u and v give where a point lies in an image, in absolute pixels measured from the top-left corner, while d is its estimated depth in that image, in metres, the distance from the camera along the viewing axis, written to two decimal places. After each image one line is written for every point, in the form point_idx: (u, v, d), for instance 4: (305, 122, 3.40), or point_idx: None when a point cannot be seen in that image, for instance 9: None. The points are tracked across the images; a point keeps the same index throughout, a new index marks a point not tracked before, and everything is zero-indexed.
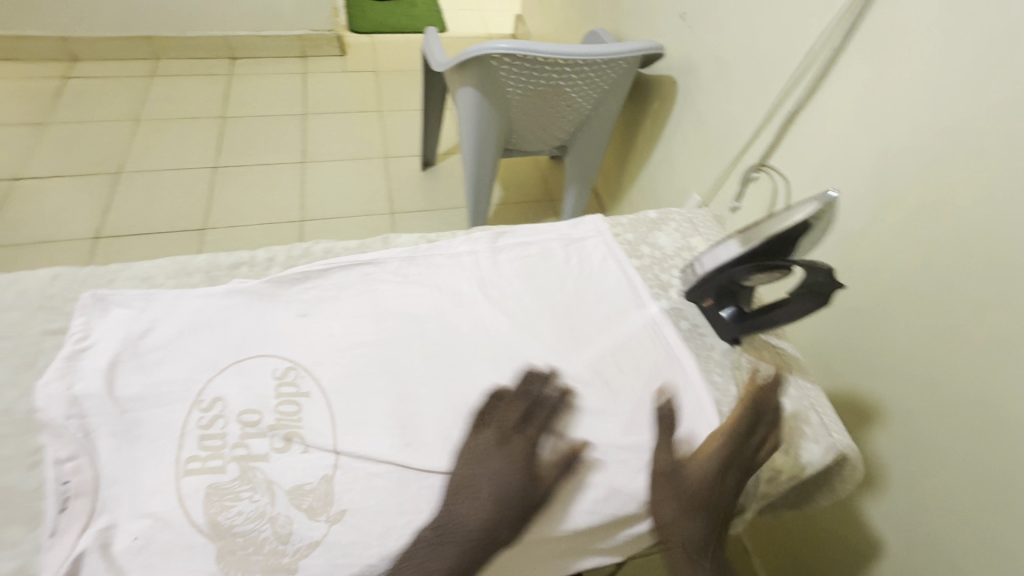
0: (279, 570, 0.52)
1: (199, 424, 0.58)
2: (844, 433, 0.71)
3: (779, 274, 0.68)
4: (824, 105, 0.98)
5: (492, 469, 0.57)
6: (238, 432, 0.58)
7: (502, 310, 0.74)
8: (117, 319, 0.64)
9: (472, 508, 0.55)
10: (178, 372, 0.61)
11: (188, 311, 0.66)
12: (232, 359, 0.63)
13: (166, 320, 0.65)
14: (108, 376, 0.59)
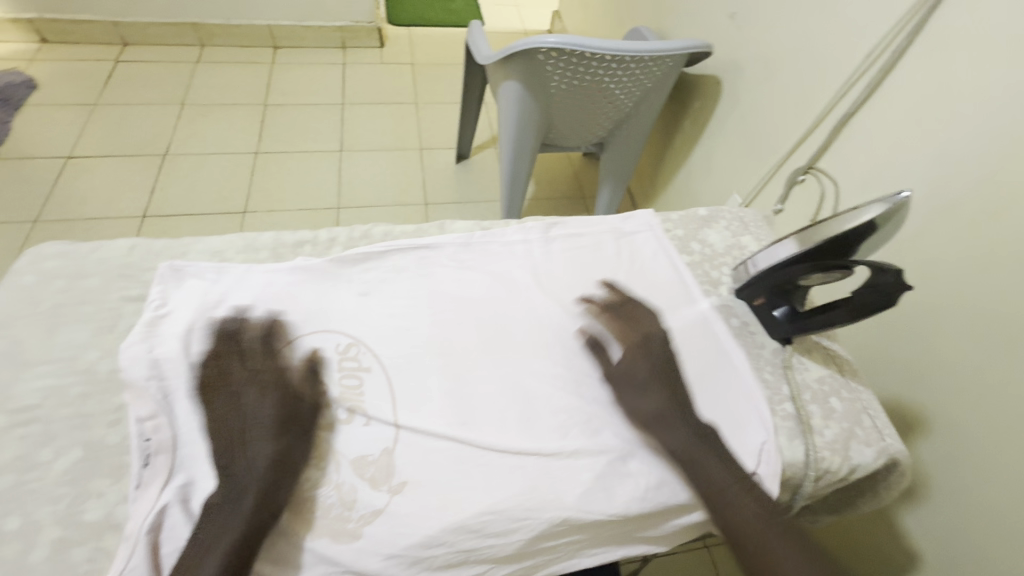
0: (344, 535, 0.55)
1: None
2: (896, 438, 0.70)
3: (839, 275, 0.67)
4: (881, 108, 0.96)
5: (257, 407, 0.57)
6: (305, 402, 0.61)
7: (554, 297, 0.75)
8: (191, 289, 0.67)
9: (257, 444, 0.54)
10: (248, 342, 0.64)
11: (257, 285, 0.69)
12: (298, 332, 0.66)
13: (236, 292, 0.68)
14: (185, 342, 0.62)
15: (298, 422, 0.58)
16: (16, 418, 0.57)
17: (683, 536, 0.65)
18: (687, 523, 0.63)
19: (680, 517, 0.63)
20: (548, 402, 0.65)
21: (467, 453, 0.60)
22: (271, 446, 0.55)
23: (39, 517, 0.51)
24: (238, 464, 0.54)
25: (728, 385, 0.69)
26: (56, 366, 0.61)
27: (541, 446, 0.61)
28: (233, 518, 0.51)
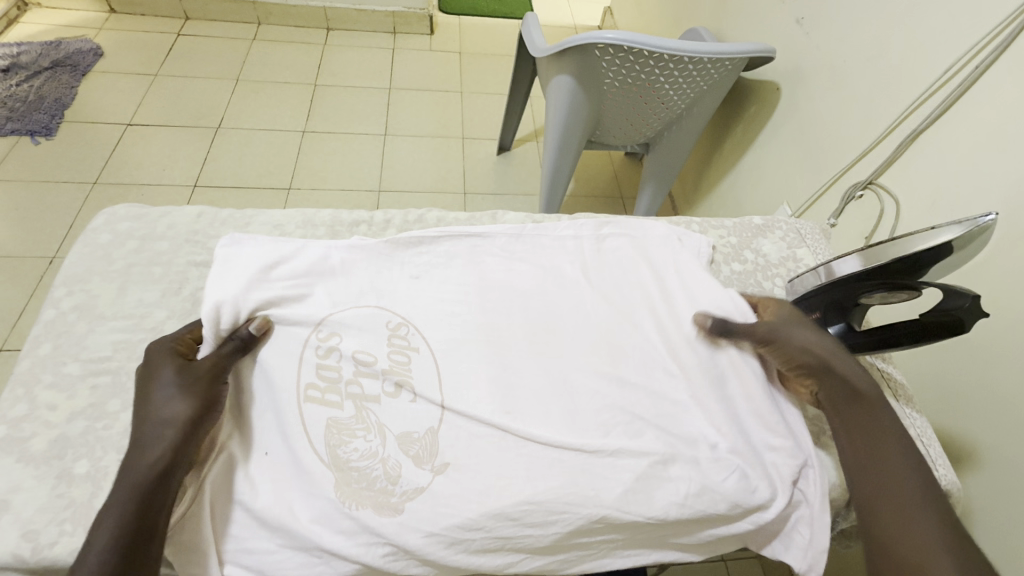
0: (386, 507, 0.56)
1: (317, 353, 0.63)
2: (950, 469, 0.68)
3: (905, 294, 0.64)
4: (956, 125, 0.92)
5: (160, 381, 0.56)
6: (353, 372, 0.63)
7: (602, 296, 0.74)
8: (250, 255, 0.68)
9: (158, 416, 0.53)
10: (302, 313, 0.65)
11: (312, 259, 0.69)
12: (352, 305, 0.68)
13: (296, 259, 0.69)
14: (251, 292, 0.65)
15: (200, 377, 0.57)
16: (89, 368, 0.60)
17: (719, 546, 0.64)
18: (722, 534, 0.62)
19: (716, 528, 0.62)
20: (591, 397, 0.65)
21: (511, 439, 0.61)
22: (171, 419, 0.53)
23: (107, 464, 0.54)
24: (140, 438, 0.52)
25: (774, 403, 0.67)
26: (127, 322, 0.64)
27: (583, 443, 0.61)
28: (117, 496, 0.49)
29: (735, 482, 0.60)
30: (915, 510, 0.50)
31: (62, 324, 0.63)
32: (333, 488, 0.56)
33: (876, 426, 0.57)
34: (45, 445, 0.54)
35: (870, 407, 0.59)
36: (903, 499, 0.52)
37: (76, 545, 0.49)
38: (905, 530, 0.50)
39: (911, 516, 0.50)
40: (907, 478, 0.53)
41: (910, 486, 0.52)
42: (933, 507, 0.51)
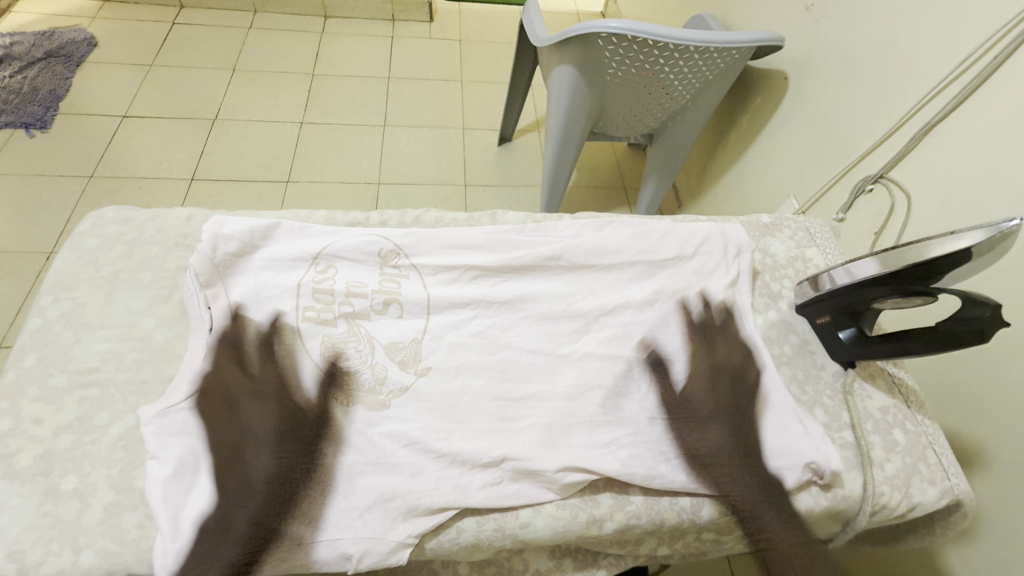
0: (375, 404, 0.60)
1: (313, 280, 0.67)
2: (963, 479, 0.65)
3: (919, 301, 0.62)
4: (971, 117, 0.89)
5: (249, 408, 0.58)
6: (345, 290, 0.67)
7: (607, 300, 0.72)
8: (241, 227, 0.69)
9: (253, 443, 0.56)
10: (296, 248, 0.68)
11: (311, 239, 0.70)
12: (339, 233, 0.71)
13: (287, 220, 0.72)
14: (248, 246, 0.67)
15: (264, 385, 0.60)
16: (76, 380, 0.58)
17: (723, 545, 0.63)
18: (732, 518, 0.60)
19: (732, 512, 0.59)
20: (565, 312, 0.70)
21: (496, 342, 0.67)
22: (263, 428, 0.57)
23: (94, 480, 0.52)
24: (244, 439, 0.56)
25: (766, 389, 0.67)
26: (114, 331, 0.62)
27: (600, 469, 0.57)
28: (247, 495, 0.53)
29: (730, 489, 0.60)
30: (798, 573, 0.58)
31: (48, 334, 0.61)
32: (326, 389, 0.60)
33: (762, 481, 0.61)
34: (31, 461, 0.53)
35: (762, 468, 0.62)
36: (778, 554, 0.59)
37: (63, 565, 0.48)
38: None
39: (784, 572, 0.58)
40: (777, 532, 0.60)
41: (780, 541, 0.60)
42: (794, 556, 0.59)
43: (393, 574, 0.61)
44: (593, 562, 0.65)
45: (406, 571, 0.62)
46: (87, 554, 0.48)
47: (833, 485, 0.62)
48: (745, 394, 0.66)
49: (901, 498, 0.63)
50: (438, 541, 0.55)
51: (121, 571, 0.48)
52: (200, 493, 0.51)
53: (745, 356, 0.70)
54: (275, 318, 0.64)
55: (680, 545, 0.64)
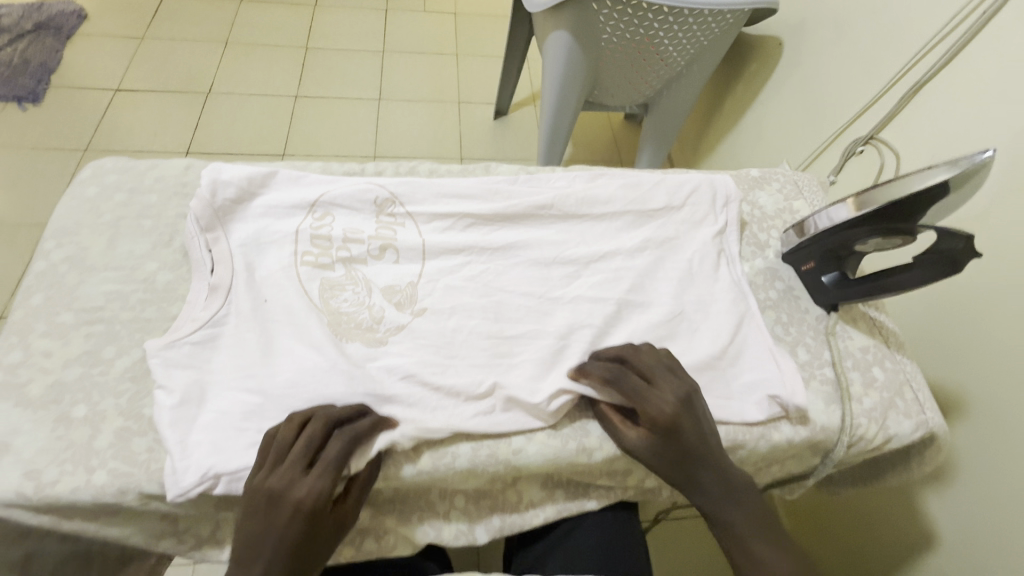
0: (373, 342, 0.62)
1: (311, 226, 0.68)
2: (938, 414, 0.68)
3: (900, 239, 0.64)
4: (960, 72, 0.89)
5: (292, 434, 0.52)
6: (342, 236, 0.69)
7: (598, 248, 0.74)
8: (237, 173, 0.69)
9: (299, 476, 0.50)
10: (295, 196, 0.69)
11: (308, 187, 0.71)
12: (336, 182, 0.72)
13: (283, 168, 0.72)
14: (246, 192, 0.68)
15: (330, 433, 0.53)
16: (82, 317, 0.60)
17: None
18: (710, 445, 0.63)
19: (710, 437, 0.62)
20: (557, 259, 0.72)
21: (490, 285, 0.69)
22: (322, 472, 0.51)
23: (104, 408, 0.55)
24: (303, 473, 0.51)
25: (751, 331, 0.69)
26: (118, 273, 0.63)
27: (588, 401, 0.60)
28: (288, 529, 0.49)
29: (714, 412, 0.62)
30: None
31: (53, 275, 0.62)
32: (326, 327, 0.62)
33: (733, 506, 0.58)
34: (42, 391, 0.55)
35: (734, 492, 0.58)
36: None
37: (77, 484, 0.50)
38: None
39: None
40: (767, 546, 0.56)
41: (777, 561, 0.55)
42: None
43: (391, 505, 0.64)
44: (585, 493, 0.69)
45: (405, 502, 0.64)
46: (100, 474, 0.51)
47: (811, 417, 0.65)
48: (731, 334, 0.69)
49: (878, 430, 0.66)
50: (434, 464, 0.58)
51: (133, 489, 0.51)
52: (205, 420, 0.54)
53: (681, 396, 0.59)
54: (273, 263, 0.65)
55: None
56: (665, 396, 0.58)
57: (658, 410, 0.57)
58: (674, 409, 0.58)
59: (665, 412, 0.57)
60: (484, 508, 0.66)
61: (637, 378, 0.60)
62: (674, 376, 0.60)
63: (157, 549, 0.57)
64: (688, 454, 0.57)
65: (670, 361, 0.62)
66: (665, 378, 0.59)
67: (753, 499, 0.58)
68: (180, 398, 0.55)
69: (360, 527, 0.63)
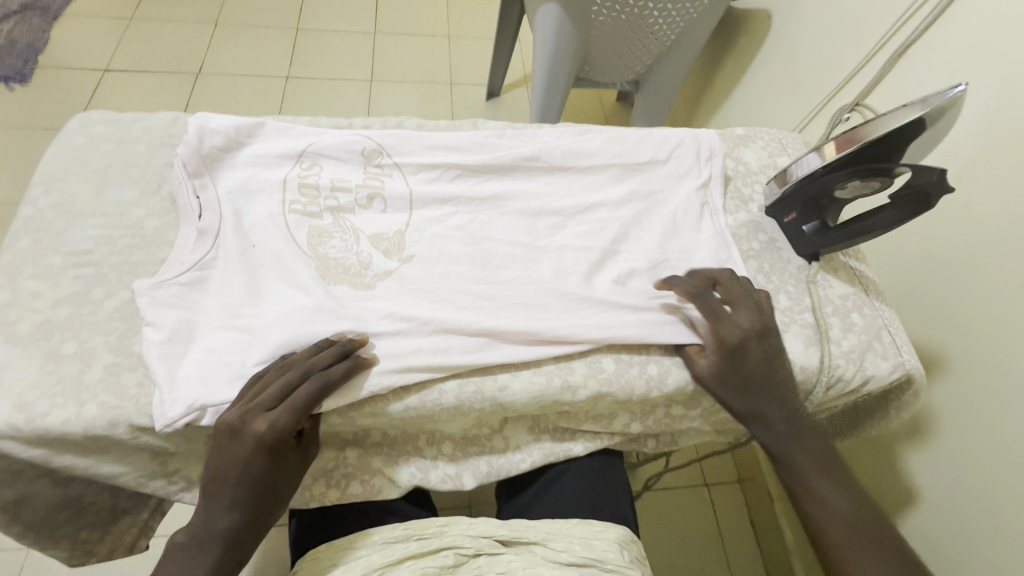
0: (361, 286, 0.63)
1: (299, 176, 0.69)
2: (915, 356, 0.70)
3: (877, 183, 0.65)
4: (941, 32, 0.90)
5: (272, 377, 0.53)
6: (330, 186, 0.69)
7: (583, 200, 0.74)
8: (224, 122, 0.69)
9: (265, 415, 0.51)
10: (281, 146, 0.69)
11: (295, 137, 0.71)
12: (323, 134, 0.72)
13: (270, 120, 0.72)
14: (234, 141, 0.68)
15: (299, 376, 0.53)
16: (70, 260, 0.60)
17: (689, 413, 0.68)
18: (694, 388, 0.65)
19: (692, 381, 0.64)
20: (544, 213, 0.73)
21: (477, 235, 0.70)
22: (285, 412, 0.52)
23: (94, 345, 0.55)
24: (264, 412, 0.51)
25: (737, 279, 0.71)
26: (105, 219, 0.64)
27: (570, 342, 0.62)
28: (246, 460, 0.51)
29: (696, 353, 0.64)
30: (848, 525, 0.56)
31: (40, 221, 0.63)
32: (314, 272, 0.63)
33: (797, 446, 0.60)
34: (31, 328, 0.56)
35: (799, 431, 0.60)
36: (829, 513, 0.57)
37: (67, 415, 0.51)
38: (824, 528, 0.57)
39: (832, 518, 0.56)
40: (824, 484, 0.58)
41: (837, 499, 0.57)
42: (853, 515, 0.56)
43: (380, 448, 0.64)
44: (571, 437, 0.69)
45: (393, 446, 0.65)
46: (90, 406, 0.52)
47: (792, 359, 0.67)
48: None
49: (855, 371, 0.67)
50: (421, 400, 0.59)
51: (123, 422, 0.52)
52: (193, 356, 0.55)
53: (758, 324, 0.63)
54: (261, 210, 0.65)
55: (652, 422, 0.68)
56: (740, 321, 0.62)
57: (732, 334, 0.61)
58: (748, 335, 0.62)
59: (737, 338, 0.61)
60: (470, 453, 0.67)
61: (718, 305, 0.64)
62: (759, 313, 0.64)
63: (149, 487, 0.58)
64: (758, 384, 0.61)
65: (756, 297, 0.66)
66: (746, 309, 0.64)
67: (819, 442, 0.60)
68: (167, 335, 0.56)
69: (347, 470, 0.64)
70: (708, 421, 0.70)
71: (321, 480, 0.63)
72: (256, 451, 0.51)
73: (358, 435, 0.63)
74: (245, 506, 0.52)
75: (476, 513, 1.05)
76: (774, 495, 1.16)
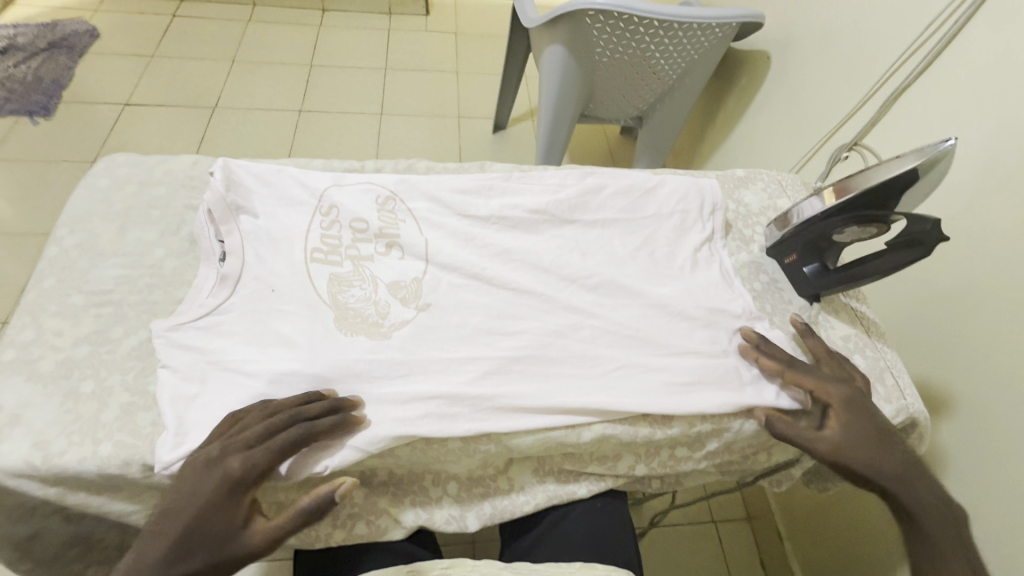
0: (378, 334, 0.65)
1: (321, 225, 0.71)
2: (919, 400, 0.70)
3: (874, 229, 0.67)
4: (938, 80, 0.92)
5: (257, 418, 0.54)
6: (351, 238, 0.72)
7: (587, 244, 0.77)
8: (247, 169, 0.72)
9: (241, 454, 0.52)
10: (304, 194, 0.73)
11: (313, 184, 0.74)
12: (343, 183, 0.75)
13: (290, 167, 0.75)
14: (255, 187, 0.71)
15: (282, 422, 0.54)
16: (92, 299, 0.63)
17: (693, 456, 0.68)
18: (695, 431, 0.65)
19: (695, 427, 0.65)
20: (555, 264, 0.74)
21: (491, 283, 0.71)
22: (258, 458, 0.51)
23: (111, 384, 0.57)
24: (240, 453, 0.52)
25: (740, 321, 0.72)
26: (127, 259, 0.66)
27: (583, 403, 0.62)
28: (210, 500, 0.50)
29: (698, 398, 0.65)
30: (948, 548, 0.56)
31: (64, 260, 0.65)
32: (333, 322, 0.64)
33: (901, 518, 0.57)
34: (53, 366, 0.57)
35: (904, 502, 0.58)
36: None
37: (84, 454, 0.52)
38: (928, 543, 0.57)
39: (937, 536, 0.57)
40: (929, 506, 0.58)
41: None
42: None
43: (386, 488, 0.65)
44: (575, 479, 0.69)
45: (399, 485, 0.66)
46: (106, 445, 0.53)
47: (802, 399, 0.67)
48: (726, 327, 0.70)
49: None
50: (429, 444, 0.59)
51: (137, 461, 0.53)
52: (209, 399, 0.56)
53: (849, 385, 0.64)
54: (284, 253, 0.68)
55: (657, 464, 0.69)
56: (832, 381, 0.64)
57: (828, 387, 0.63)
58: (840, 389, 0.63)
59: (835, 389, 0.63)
60: (476, 495, 0.67)
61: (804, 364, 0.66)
62: (844, 371, 0.66)
63: None
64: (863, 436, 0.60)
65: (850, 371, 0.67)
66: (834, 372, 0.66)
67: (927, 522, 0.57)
68: (184, 377, 0.57)
69: (353, 510, 0.64)
70: (712, 464, 0.71)
71: (328, 520, 0.63)
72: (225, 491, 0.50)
73: (365, 474, 0.64)
74: (188, 550, 0.49)
75: (479, 552, 1.04)
76: (782, 534, 1.16)
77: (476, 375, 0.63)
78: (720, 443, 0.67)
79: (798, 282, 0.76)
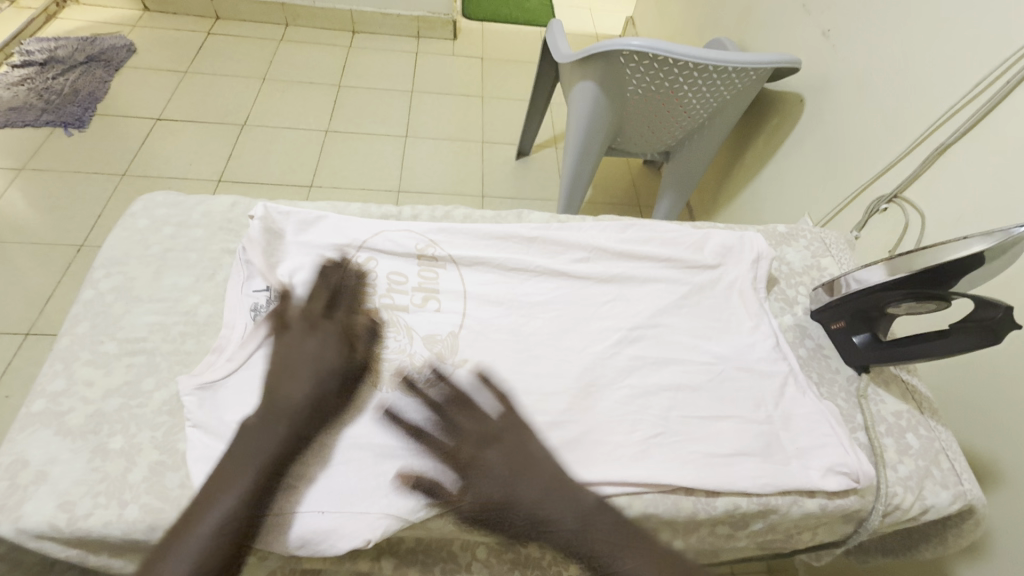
0: (412, 390, 0.61)
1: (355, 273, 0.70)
2: (976, 486, 0.66)
3: (934, 305, 0.64)
4: (987, 138, 0.89)
5: (308, 347, 0.62)
6: (386, 285, 0.70)
7: (626, 300, 0.75)
8: (286, 216, 0.72)
9: (298, 381, 0.58)
10: (343, 240, 0.72)
11: (352, 232, 0.73)
12: (382, 230, 0.74)
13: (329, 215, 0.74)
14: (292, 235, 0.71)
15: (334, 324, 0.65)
16: (125, 347, 0.62)
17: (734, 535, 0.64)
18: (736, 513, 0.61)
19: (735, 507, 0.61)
20: (591, 323, 0.72)
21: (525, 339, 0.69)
22: (326, 343, 0.62)
23: (140, 440, 0.56)
24: (314, 341, 0.62)
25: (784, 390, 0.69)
26: (161, 305, 0.66)
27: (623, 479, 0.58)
28: (296, 385, 0.58)
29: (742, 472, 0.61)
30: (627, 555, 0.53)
31: (99, 304, 0.65)
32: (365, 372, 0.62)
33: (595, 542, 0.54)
34: (82, 420, 0.56)
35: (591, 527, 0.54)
36: None
37: (109, 517, 0.50)
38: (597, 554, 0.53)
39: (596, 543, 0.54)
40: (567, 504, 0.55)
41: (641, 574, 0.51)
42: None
43: (413, 553, 0.62)
44: None
45: (428, 551, 0.63)
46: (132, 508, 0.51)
47: (863, 479, 0.62)
48: (773, 396, 0.68)
49: (913, 500, 0.64)
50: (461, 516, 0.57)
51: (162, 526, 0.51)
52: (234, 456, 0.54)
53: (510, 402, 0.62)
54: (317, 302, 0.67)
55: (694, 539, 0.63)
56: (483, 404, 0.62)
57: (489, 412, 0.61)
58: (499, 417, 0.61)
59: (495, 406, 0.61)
60: (505, 562, 0.64)
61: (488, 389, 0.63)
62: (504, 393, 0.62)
63: None
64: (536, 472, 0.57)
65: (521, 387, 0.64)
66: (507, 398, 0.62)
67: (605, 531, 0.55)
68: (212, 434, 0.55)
69: None
70: (754, 542, 0.67)
71: None
72: (298, 376, 0.59)
73: (393, 540, 0.61)
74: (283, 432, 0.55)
75: None
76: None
77: (529, 442, 0.59)
78: (765, 524, 0.63)
79: (847, 350, 0.74)
